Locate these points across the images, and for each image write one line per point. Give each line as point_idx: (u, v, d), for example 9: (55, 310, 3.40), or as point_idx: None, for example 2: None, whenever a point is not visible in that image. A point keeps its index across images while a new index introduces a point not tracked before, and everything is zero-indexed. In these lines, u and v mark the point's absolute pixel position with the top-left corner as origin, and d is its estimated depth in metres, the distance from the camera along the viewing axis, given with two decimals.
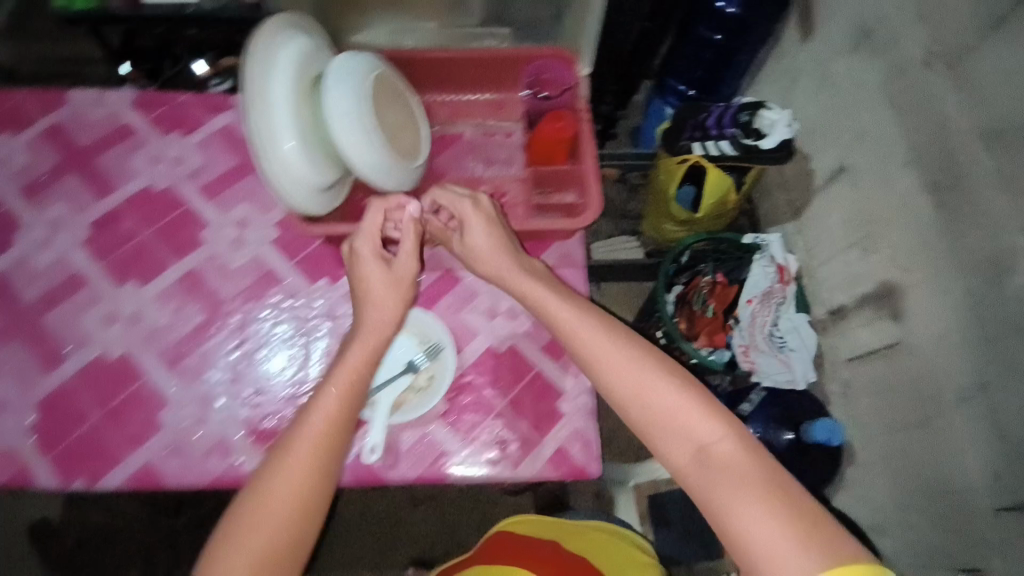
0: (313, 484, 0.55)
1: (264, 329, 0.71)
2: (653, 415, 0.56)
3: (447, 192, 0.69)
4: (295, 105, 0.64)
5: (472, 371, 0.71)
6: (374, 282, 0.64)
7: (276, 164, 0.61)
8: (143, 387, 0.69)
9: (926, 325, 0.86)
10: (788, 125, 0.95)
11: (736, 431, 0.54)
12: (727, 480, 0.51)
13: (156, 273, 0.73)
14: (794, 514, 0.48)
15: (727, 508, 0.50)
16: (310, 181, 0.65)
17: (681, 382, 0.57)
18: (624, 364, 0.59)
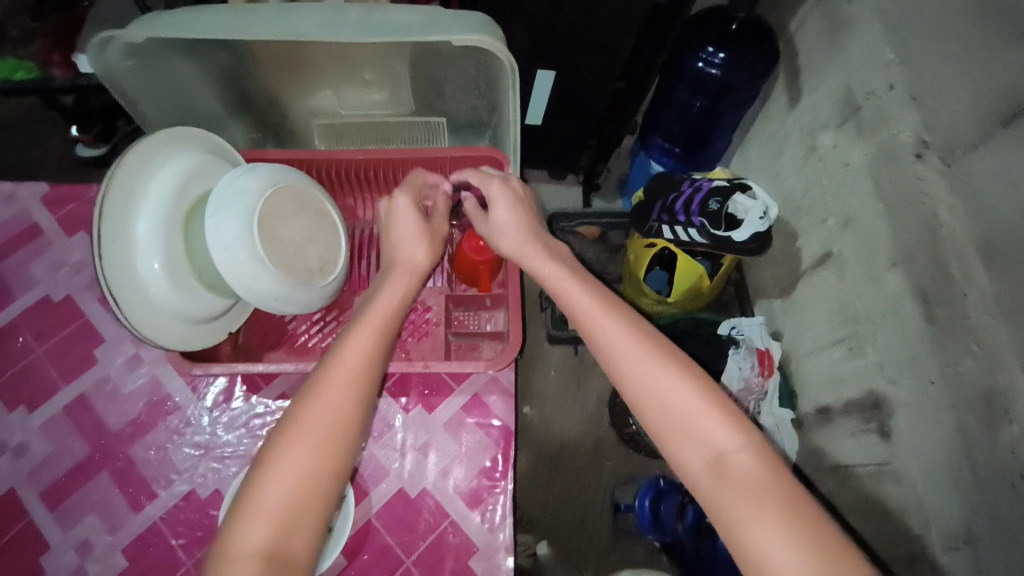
0: (348, 427, 0.50)
1: (153, 464, 0.65)
2: (668, 413, 0.51)
3: (478, 172, 0.69)
4: (161, 239, 0.60)
5: (378, 520, 0.64)
6: (402, 229, 0.65)
7: (134, 304, 0.58)
8: (27, 528, 0.63)
9: (915, 452, 0.77)
10: (762, 215, 0.83)
11: (757, 439, 0.49)
12: (748, 495, 0.46)
13: (45, 397, 0.67)
14: (815, 541, 0.43)
15: (744, 525, 0.45)
16: (177, 318, 0.61)
17: (700, 376, 0.53)
18: (639, 351, 0.54)
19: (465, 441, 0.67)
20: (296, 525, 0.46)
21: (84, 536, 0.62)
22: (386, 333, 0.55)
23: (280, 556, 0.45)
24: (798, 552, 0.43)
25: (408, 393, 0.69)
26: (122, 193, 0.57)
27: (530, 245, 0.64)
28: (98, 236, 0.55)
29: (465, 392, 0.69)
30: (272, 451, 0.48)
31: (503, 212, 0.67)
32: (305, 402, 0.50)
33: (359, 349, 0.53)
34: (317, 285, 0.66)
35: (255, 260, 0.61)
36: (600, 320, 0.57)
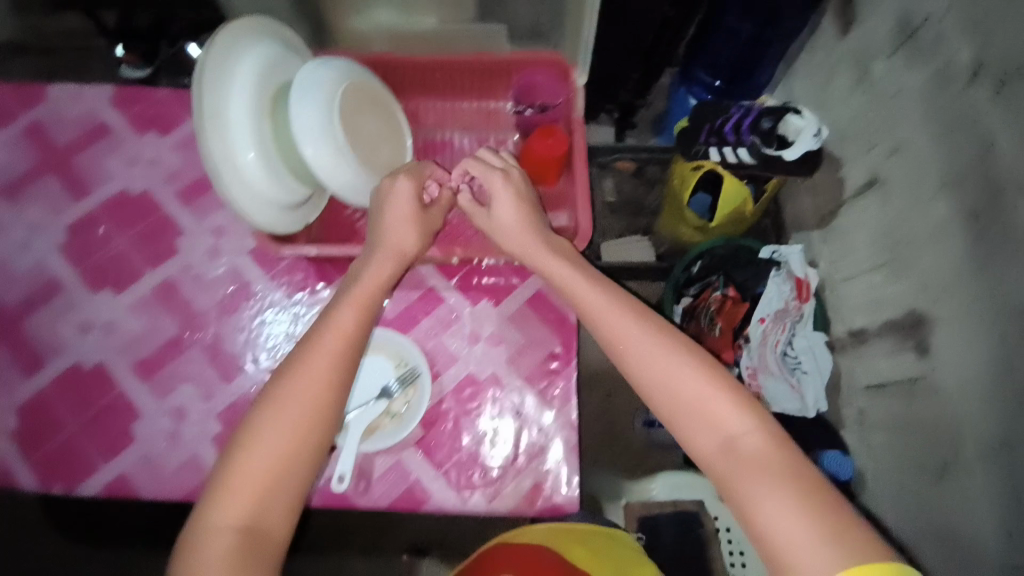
0: (323, 415, 0.53)
1: (238, 345, 0.69)
2: (681, 403, 0.54)
3: (479, 161, 0.67)
4: (254, 122, 0.60)
5: (450, 399, 0.68)
6: (392, 222, 0.63)
7: (235, 184, 0.58)
8: (120, 398, 0.67)
9: (953, 365, 0.79)
10: (814, 134, 0.84)
11: (763, 419, 0.52)
12: (763, 470, 0.48)
13: (131, 281, 0.71)
14: (823, 509, 0.46)
15: (752, 500, 0.48)
16: (270, 205, 0.61)
17: (706, 362, 0.56)
18: (648, 342, 0.57)
19: (529, 331, 0.71)
20: (270, 502, 0.49)
21: (178, 405, 0.67)
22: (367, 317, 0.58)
23: (257, 531, 0.48)
24: (813, 518, 0.45)
25: (474, 288, 0.72)
26: (215, 73, 0.57)
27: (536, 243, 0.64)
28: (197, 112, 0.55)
29: (529, 288, 0.72)
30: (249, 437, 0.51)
31: (506, 210, 0.65)
32: (283, 390, 0.53)
33: (338, 335, 0.56)
34: (388, 179, 0.69)
35: (335, 151, 0.63)
36: (609, 315, 0.59)
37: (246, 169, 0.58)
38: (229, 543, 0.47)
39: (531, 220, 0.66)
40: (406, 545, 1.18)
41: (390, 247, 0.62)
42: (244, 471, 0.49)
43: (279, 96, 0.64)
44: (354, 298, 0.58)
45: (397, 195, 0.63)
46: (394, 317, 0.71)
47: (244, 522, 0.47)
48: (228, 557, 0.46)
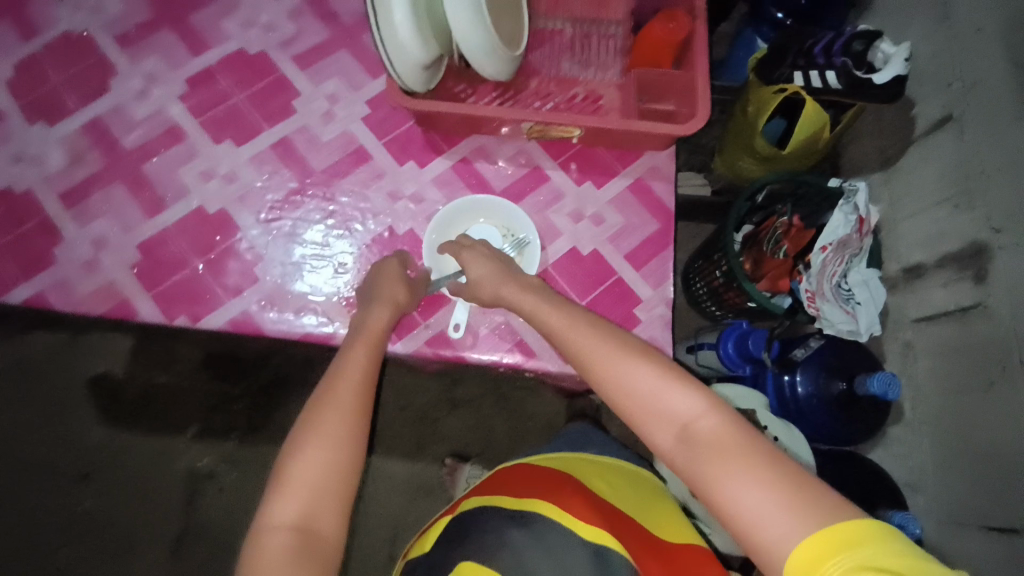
0: (358, 430, 0.57)
1: (353, 204, 0.72)
2: (636, 400, 0.54)
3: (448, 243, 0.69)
4: None
5: (554, 269, 0.72)
6: (387, 289, 0.66)
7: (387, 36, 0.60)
8: (237, 244, 0.70)
9: (1010, 290, 0.84)
10: (904, 59, 0.86)
11: (715, 403, 0.53)
12: (715, 454, 0.50)
13: (251, 135, 0.73)
14: (782, 479, 0.47)
15: (715, 481, 0.49)
16: (402, 56, 0.63)
17: (661, 361, 0.56)
18: (603, 350, 0.58)
19: (629, 215, 0.74)
20: (326, 503, 0.52)
21: (301, 253, 0.70)
22: (380, 349, 0.63)
23: (312, 531, 0.50)
24: (769, 491, 0.47)
25: (579, 169, 0.75)
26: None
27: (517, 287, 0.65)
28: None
29: (630, 175, 0.75)
30: (294, 451, 0.53)
31: (481, 270, 0.66)
32: (318, 408, 0.56)
33: (360, 365, 0.60)
34: (511, 54, 0.71)
35: (473, 13, 0.63)
36: (567, 329, 0.60)
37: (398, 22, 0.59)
38: (287, 540, 0.49)
39: (507, 273, 0.66)
40: (447, 453, 1.22)
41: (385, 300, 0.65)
42: (297, 480, 0.52)
43: None
44: (366, 334, 0.62)
45: (388, 270, 0.67)
46: (505, 190, 0.74)
47: (301, 521, 0.50)
48: (291, 556, 0.48)
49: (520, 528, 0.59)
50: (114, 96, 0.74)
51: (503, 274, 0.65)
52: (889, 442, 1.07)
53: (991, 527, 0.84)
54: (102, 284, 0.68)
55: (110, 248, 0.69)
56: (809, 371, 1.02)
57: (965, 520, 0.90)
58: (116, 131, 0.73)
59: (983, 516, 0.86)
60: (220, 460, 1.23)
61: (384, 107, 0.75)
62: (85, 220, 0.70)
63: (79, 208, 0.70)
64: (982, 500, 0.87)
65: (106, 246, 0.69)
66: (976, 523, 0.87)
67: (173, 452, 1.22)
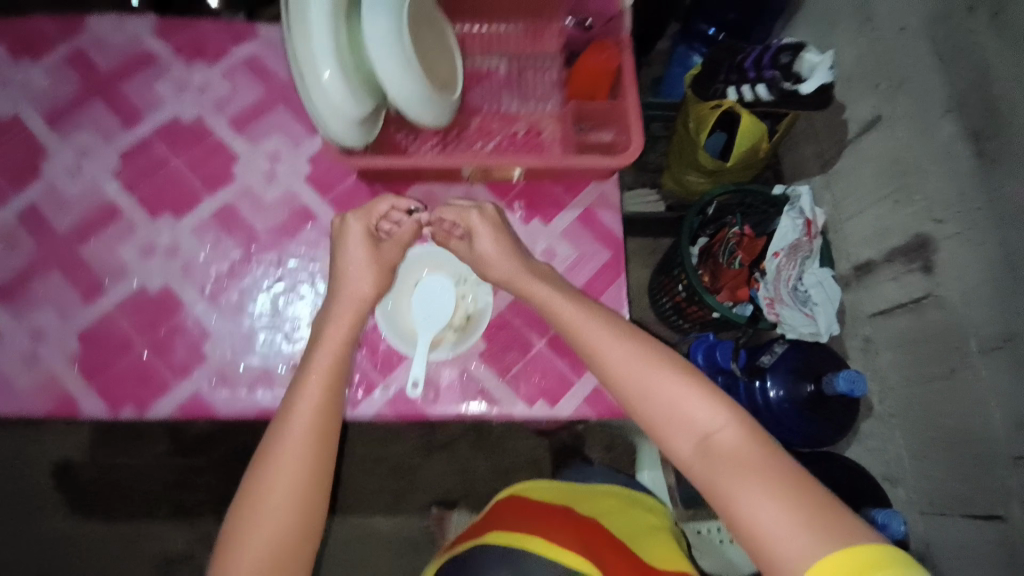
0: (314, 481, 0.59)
1: (304, 265, 0.70)
2: (656, 406, 0.59)
3: (450, 207, 0.68)
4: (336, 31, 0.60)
5: (510, 312, 0.72)
6: (352, 255, 0.66)
7: (315, 92, 0.59)
8: (185, 319, 0.67)
9: (957, 277, 0.87)
10: (829, 68, 0.90)
11: (736, 414, 0.57)
12: (732, 466, 0.54)
13: (191, 206, 0.71)
14: (798, 496, 0.51)
15: (729, 491, 0.53)
16: (332, 107, 0.61)
17: (684, 370, 0.61)
18: (628, 358, 0.62)
19: (580, 248, 0.74)
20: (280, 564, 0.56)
21: (251, 324, 0.68)
22: (336, 385, 0.62)
23: None
24: (782, 505, 0.51)
25: (525, 208, 0.75)
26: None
27: (518, 273, 0.67)
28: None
29: (578, 207, 0.75)
30: (253, 515, 0.57)
31: (487, 244, 0.68)
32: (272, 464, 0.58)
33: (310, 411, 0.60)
34: (446, 100, 0.71)
35: (405, 63, 0.64)
36: (593, 335, 0.64)
37: (326, 80, 0.58)
38: None
39: (520, 264, 0.68)
40: (430, 501, 1.19)
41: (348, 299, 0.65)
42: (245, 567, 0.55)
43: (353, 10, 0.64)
44: (319, 377, 0.61)
45: (349, 239, 0.66)
46: None
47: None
48: None
49: (505, 569, 0.58)
50: (45, 178, 0.72)
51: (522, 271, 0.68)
52: (863, 439, 1.08)
53: (975, 516, 0.85)
54: (43, 379, 0.65)
55: (49, 338, 0.66)
56: (778, 376, 1.03)
57: (950, 511, 0.90)
58: (48, 215, 0.71)
59: (966, 505, 0.87)
60: (195, 538, 1.17)
61: (326, 163, 0.74)
62: (21, 312, 0.67)
63: (13, 299, 0.67)
64: (961, 488, 0.88)
65: (45, 337, 0.66)
66: (960, 512, 0.88)
67: (141, 535, 1.17)
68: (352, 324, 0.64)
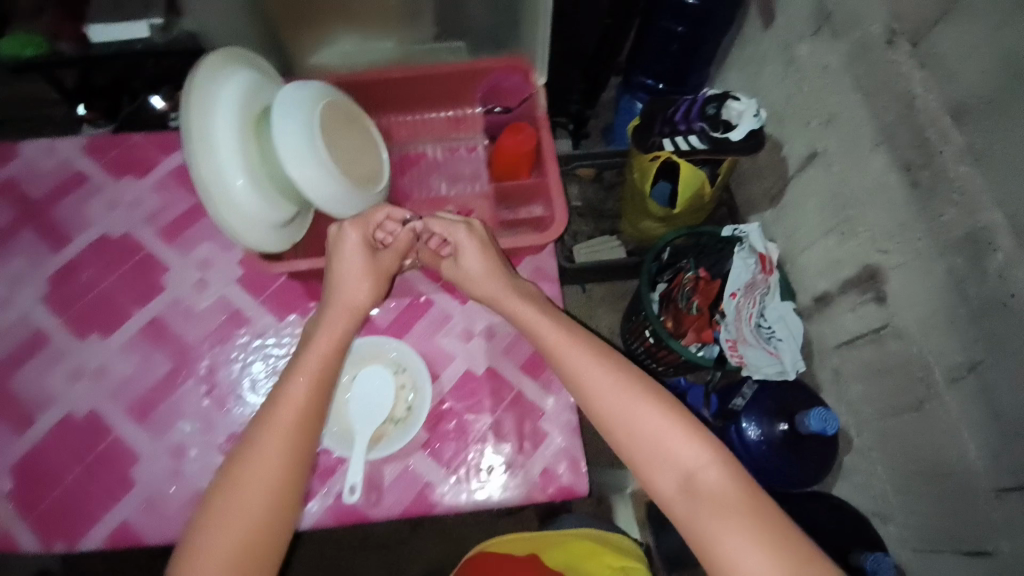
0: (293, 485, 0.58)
1: (235, 372, 0.69)
2: (641, 440, 0.60)
3: (442, 220, 0.69)
4: (240, 144, 0.61)
5: (452, 397, 0.70)
6: (344, 265, 0.66)
7: (224, 205, 0.59)
8: (117, 441, 0.67)
9: (911, 306, 0.86)
10: (755, 115, 0.93)
11: (718, 452, 0.59)
12: (715, 508, 0.56)
13: (119, 324, 0.71)
14: (775, 542, 0.53)
15: (711, 534, 0.56)
16: (245, 216, 0.61)
17: (670, 401, 0.62)
18: (613, 388, 0.63)
19: (519, 323, 0.74)
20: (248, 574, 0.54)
21: (182, 440, 0.66)
22: (320, 386, 0.61)
23: None
24: (762, 551, 0.53)
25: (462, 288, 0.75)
26: (202, 94, 0.59)
27: (502, 288, 0.68)
28: (186, 131, 0.56)
29: None
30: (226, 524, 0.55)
31: (473, 261, 0.69)
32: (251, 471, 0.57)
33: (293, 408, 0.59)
34: (369, 193, 0.72)
35: (319, 166, 0.65)
36: (579, 362, 0.65)
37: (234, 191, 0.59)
38: None
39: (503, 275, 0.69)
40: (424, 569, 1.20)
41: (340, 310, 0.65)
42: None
43: (261, 121, 0.65)
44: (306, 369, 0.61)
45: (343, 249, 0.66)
46: (390, 325, 0.73)
47: None
48: None
49: None
50: None
51: (510, 286, 0.69)
52: (846, 476, 1.05)
53: (966, 553, 0.82)
54: None
55: None
56: (752, 415, 1.03)
57: (942, 549, 0.87)
58: None
59: (956, 542, 0.84)
60: None
61: (255, 264, 0.74)
62: None
63: None
64: (948, 524, 0.85)
65: None
66: (951, 550, 0.85)
67: None
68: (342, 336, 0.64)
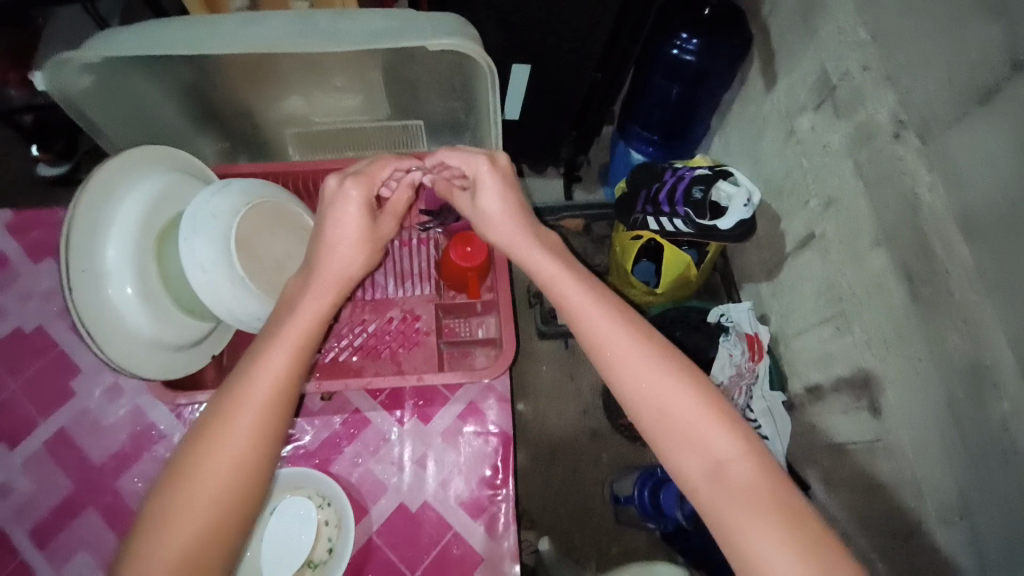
0: (268, 456, 0.51)
1: (142, 498, 0.63)
2: (669, 421, 0.54)
3: (458, 153, 0.65)
4: (139, 272, 0.58)
5: (379, 538, 0.63)
6: (343, 218, 0.61)
7: (116, 343, 0.56)
8: (15, 570, 0.61)
9: (906, 426, 0.77)
10: (745, 202, 0.85)
11: (751, 444, 0.53)
12: (747, 502, 0.50)
13: (24, 434, 0.66)
14: (813, 550, 0.48)
15: (740, 530, 0.50)
16: (142, 350, 0.58)
17: (699, 383, 0.56)
18: (639, 359, 0.56)
19: (462, 450, 0.67)
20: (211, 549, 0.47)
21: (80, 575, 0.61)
22: (306, 352, 0.55)
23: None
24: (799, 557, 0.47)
25: (402, 406, 0.68)
26: (89, 222, 0.55)
27: (522, 238, 0.64)
28: (67, 268, 0.53)
29: (460, 400, 0.69)
30: (188, 489, 0.48)
31: (493, 201, 0.64)
32: (223, 428, 0.50)
33: (276, 375, 0.52)
34: None
35: (237, 281, 0.60)
36: (603, 328, 0.58)
37: (128, 326, 0.57)
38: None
39: (520, 219, 0.64)
40: None
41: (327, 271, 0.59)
42: (159, 558, 0.47)
43: (168, 236, 0.61)
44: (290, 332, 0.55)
45: (342, 204, 0.61)
46: (319, 447, 0.66)
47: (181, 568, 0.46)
48: None
49: None
50: None
51: (528, 237, 0.64)
52: None
53: None
54: None
55: None
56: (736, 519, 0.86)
57: None
58: None
59: None
60: None
61: None
62: None
63: None
64: None
65: None
66: None
67: None
68: (338, 293, 0.59)
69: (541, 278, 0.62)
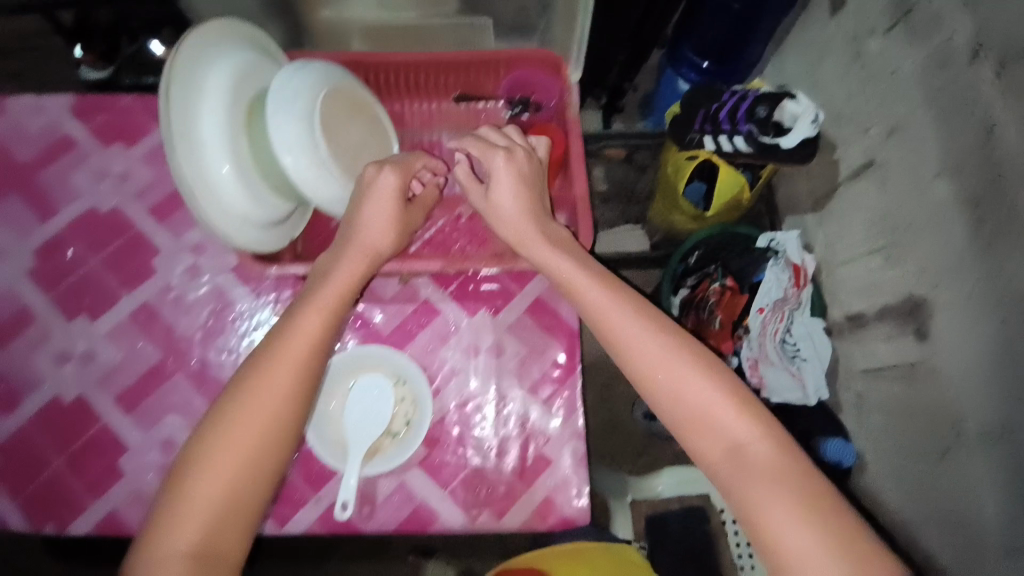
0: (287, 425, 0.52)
1: (224, 372, 0.66)
2: (681, 405, 0.55)
3: (480, 144, 0.68)
4: (230, 140, 0.58)
5: (453, 416, 0.66)
6: (372, 202, 0.62)
7: (211, 205, 0.56)
8: (102, 432, 0.64)
9: (950, 351, 0.78)
10: (811, 121, 0.83)
11: (771, 428, 0.53)
12: (763, 482, 0.50)
13: (106, 307, 0.68)
14: (834, 529, 0.47)
15: (759, 508, 0.49)
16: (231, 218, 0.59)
17: (715, 371, 0.56)
18: (654, 345, 0.57)
19: (529, 340, 0.69)
20: (229, 517, 0.48)
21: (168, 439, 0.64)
22: (335, 317, 0.57)
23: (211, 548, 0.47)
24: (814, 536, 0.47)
25: (470, 299, 0.70)
26: (183, 86, 0.55)
27: (531, 230, 0.65)
28: (169, 129, 0.53)
29: (528, 294, 0.70)
30: (213, 453, 0.49)
31: (506, 194, 0.66)
32: (247, 391, 0.52)
33: (306, 337, 0.55)
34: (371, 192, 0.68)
35: (320, 163, 0.62)
36: (612, 316, 0.59)
37: (220, 192, 0.57)
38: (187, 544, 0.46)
39: (529, 212, 0.66)
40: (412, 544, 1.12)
41: (362, 241, 0.61)
42: (180, 526, 0.47)
43: (253, 113, 0.62)
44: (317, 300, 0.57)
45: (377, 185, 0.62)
46: (393, 331, 0.69)
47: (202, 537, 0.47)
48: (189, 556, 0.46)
49: None
50: None
51: (540, 227, 0.65)
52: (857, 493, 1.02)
53: None
54: None
55: None
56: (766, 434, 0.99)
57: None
58: None
59: None
60: None
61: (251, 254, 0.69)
62: None
63: None
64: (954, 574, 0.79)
65: None
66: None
67: None
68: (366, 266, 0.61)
69: (550, 268, 0.64)
